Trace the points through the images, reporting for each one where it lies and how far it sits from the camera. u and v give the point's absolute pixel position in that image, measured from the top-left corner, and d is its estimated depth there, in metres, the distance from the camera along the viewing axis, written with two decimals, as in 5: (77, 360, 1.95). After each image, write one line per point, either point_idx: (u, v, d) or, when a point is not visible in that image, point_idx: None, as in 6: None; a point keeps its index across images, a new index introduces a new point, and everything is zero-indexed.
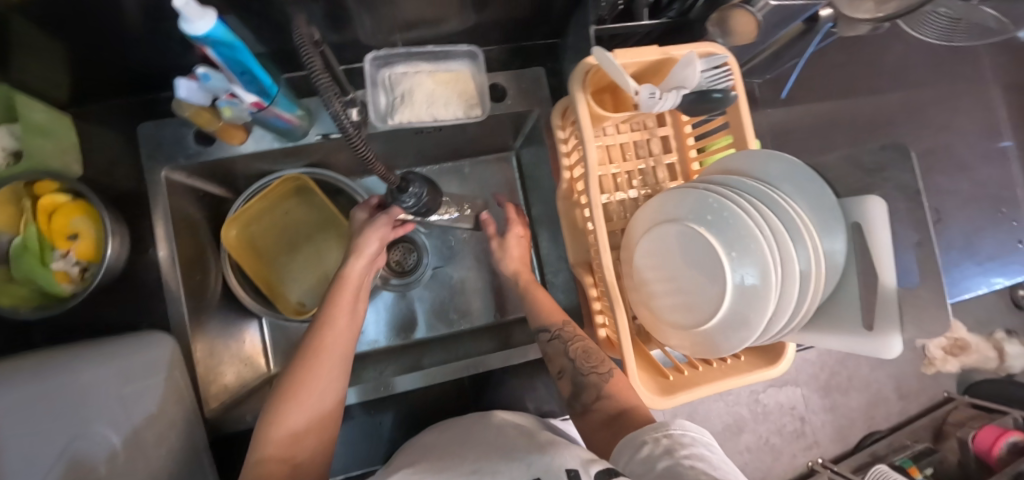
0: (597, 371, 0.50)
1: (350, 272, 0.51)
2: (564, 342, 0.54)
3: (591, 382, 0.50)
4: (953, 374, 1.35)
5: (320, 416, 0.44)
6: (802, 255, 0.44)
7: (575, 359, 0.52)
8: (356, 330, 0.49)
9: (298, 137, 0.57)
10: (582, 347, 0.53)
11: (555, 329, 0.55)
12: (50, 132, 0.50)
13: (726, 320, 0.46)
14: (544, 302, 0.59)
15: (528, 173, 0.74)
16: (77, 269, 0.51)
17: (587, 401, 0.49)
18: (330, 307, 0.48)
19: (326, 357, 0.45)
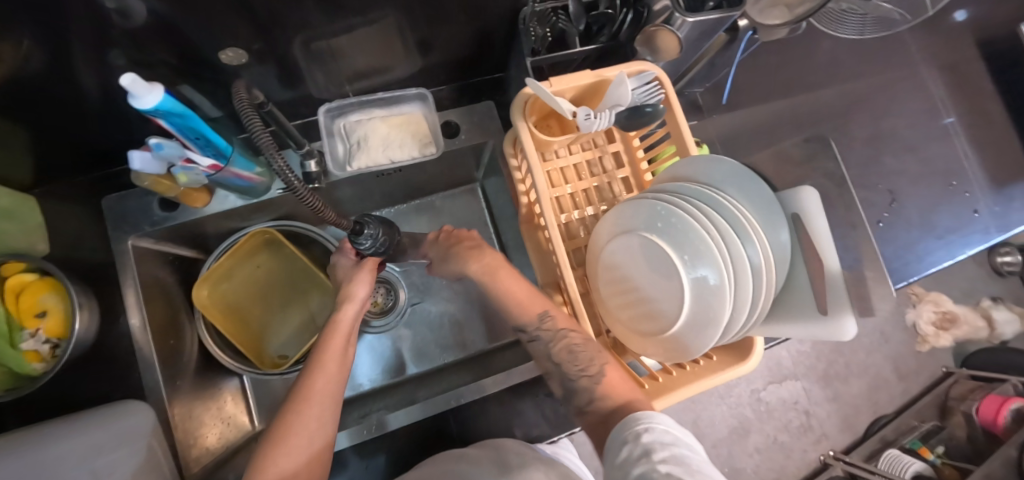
0: (585, 373, 0.49)
1: (340, 317, 0.53)
2: (547, 343, 0.52)
3: (581, 384, 0.49)
4: (948, 350, 1.45)
5: (310, 462, 0.43)
6: (753, 251, 0.45)
7: (562, 361, 0.51)
8: (346, 372, 0.50)
9: (262, 193, 0.59)
10: (573, 341, 0.50)
11: (534, 330, 0.53)
12: (14, 215, 0.52)
13: (690, 323, 0.48)
14: (519, 294, 0.55)
15: (494, 202, 0.76)
16: (47, 347, 0.51)
17: (581, 403, 0.49)
18: (319, 351, 0.49)
19: (315, 401, 0.46)
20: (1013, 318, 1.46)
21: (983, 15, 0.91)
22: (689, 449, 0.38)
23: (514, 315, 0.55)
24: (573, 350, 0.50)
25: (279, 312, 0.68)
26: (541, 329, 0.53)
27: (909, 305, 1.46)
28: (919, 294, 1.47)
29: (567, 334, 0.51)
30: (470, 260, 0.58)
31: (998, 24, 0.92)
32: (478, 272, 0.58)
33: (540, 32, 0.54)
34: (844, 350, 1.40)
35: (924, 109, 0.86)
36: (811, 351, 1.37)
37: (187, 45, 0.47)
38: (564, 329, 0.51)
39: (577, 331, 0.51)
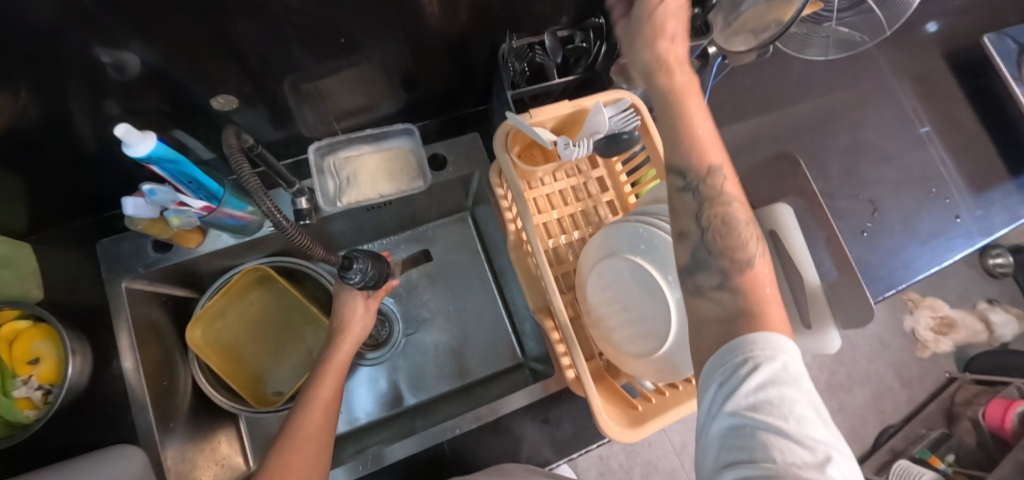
0: (726, 257, 0.38)
1: (336, 355, 0.54)
2: (696, 198, 0.39)
3: (713, 264, 0.38)
4: (948, 355, 1.46)
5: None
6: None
7: (705, 229, 0.39)
8: (336, 409, 0.51)
9: (254, 230, 0.60)
10: (735, 228, 0.39)
11: (700, 178, 0.39)
12: (10, 263, 0.53)
13: (677, 345, 0.48)
14: (706, 132, 0.40)
15: (484, 229, 0.77)
16: (39, 393, 0.51)
17: (704, 284, 0.38)
18: (314, 387, 0.51)
19: (306, 443, 0.46)
20: (1009, 320, 1.47)
21: (947, 28, 0.95)
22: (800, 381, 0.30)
23: (681, 150, 0.40)
24: (730, 224, 0.39)
25: (273, 350, 0.68)
26: (687, 183, 0.40)
27: (907, 311, 1.47)
28: (915, 300, 1.48)
29: (733, 216, 0.39)
30: (673, 69, 0.40)
31: (961, 37, 0.96)
32: (666, 58, 0.40)
33: (518, 67, 0.56)
34: (845, 360, 1.40)
35: (898, 121, 0.88)
36: (812, 362, 1.38)
37: (179, 92, 0.49)
38: (729, 197, 0.39)
39: (740, 206, 0.40)
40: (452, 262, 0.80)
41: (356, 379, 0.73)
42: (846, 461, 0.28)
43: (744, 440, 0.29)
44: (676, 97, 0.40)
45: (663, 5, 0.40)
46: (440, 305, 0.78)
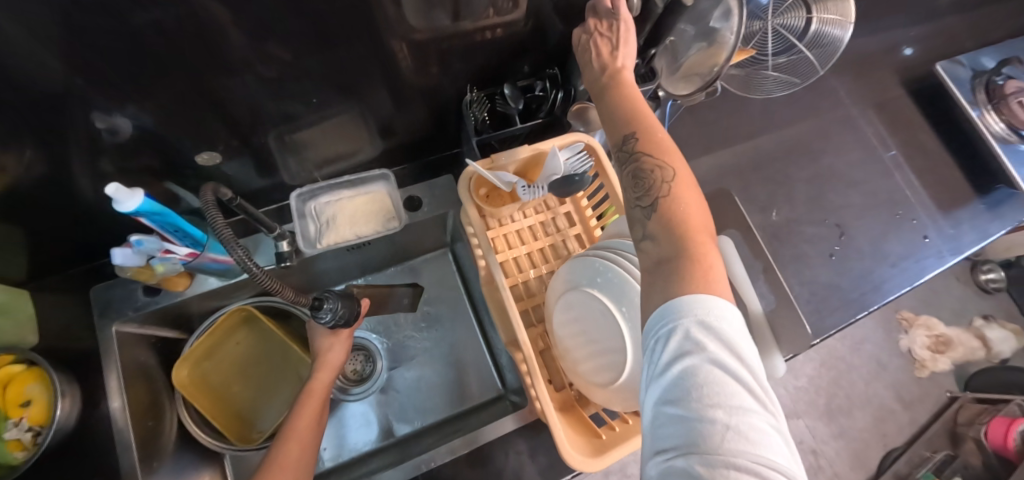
0: (650, 208, 0.40)
1: (314, 382, 0.56)
2: (627, 161, 0.43)
3: (636, 216, 0.41)
4: (948, 374, 1.45)
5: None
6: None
7: (627, 187, 0.43)
8: (314, 443, 0.53)
9: (239, 273, 0.63)
10: (664, 179, 0.40)
11: (617, 144, 0.44)
12: (9, 310, 0.56)
13: (635, 375, 0.49)
14: (626, 106, 0.45)
15: (463, 264, 0.80)
16: (29, 435, 0.53)
17: (637, 239, 0.41)
18: (291, 420, 0.52)
19: (284, 473, 0.48)
20: (1006, 336, 1.46)
21: (902, 59, 1.01)
22: (714, 346, 0.32)
23: (614, 124, 0.45)
24: (640, 174, 0.41)
25: (255, 388, 0.69)
26: (619, 152, 0.44)
27: (901, 331, 1.46)
28: (909, 318, 1.47)
29: (660, 170, 0.41)
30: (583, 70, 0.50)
31: (917, 67, 1.01)
32: (602, 60, 0.48)
33: (481, 116, 0.61)
34: (842, 383, 1.38)
35: (861, 148, 0.92)
36: (809, 385, 1.36)
37: (169, 149, 0.53)
38: (641, 156, 0.42)
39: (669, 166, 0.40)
40: (433, 297, 0.82)
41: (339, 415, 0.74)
42: (762, 413, 0.30)
43: (662, 425, 0.32)
44: (611, 86, 0.47)
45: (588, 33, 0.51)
46: (422, 340, 0.80)
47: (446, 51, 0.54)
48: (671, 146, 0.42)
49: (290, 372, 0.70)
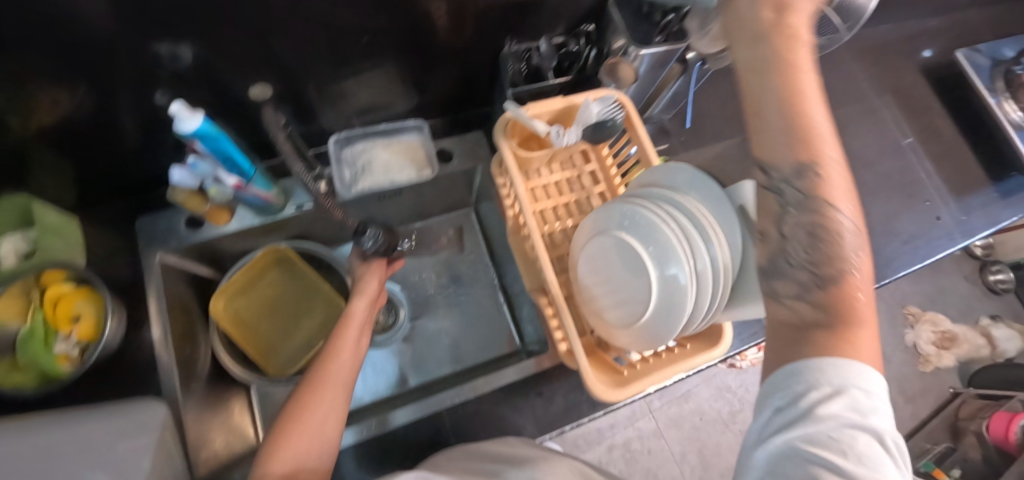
0: (811, 268, 0.34)
1: (352, 311, 0.59)
2: (785, 198, 0.35)
3: (794, 274, 0.35)
4: (952, 370, 1.45)
5: (323, 436, 0.48)
6: (713, 255, 0.50)
7: (787, 235, 0.35)
8: (357, 363, 0.56)
9: (277, 212, 0.66)
10: (833, 232, 0.34)
11: (785, 182, 0.35)
12: (62, 232, 0.59)
13: (658, 313, 0.52)
14: (817, 133, 0.34)
15: (486, 223, 0.83)
16: (77, 350, 0.57)
17: (782, 291, 0.35)
18: (335, 339, 0.56)
19: (327, 385, 0.51)
20: (1012, 335, 1.47)
21: (920, 49, 1.02)
22: (862, 415, 0.29)
23: (774, 137, 0.35)
24: (821, 234, 0.34)
25: (285, 324, 0.72)
26: (782, 186, 0.35)
27: (907, 326, 1.47)
28: (915, 314, 1.48)
29: (825, 218, 0.34)
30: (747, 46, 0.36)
31: (935, 57, 1.02)
32: (779, 35, 0.35)
33: (517, 68, 0.64)
34: None
35: (879, 132, 0.93)
36: None
37: (220, 86, 0.56)
38: (826, 206, 0.34)
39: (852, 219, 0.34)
40: (455, 254, 0.85)
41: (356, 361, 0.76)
42: None
43: (786, 471, 0.28)
44: (785, 74, 0.34)
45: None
46: (444, 294, 0.82)
47: (482, 12, 0.56)
48: (845, 188, 0.35)
49: (319, 312, 0.72)
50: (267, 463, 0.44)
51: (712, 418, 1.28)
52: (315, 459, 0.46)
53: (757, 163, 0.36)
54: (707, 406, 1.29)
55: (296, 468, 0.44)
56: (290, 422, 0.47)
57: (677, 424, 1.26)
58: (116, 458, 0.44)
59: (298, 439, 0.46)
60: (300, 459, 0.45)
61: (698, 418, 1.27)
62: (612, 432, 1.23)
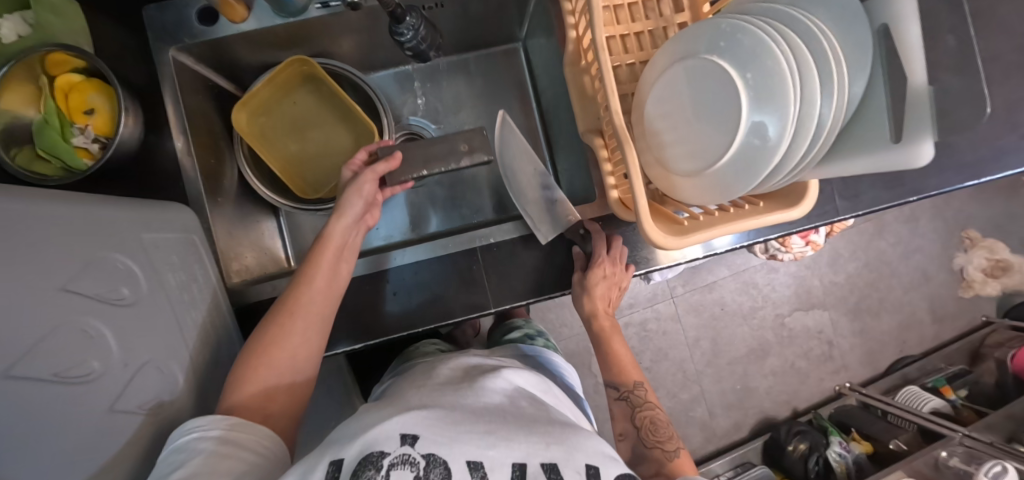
0: (658, 444, 0.58)
1: (332, 231, 0.53)
2: (626, 405, 0.62)
3: (649, 456, 0.57)
4: (991, 299, 1.39)
5: (293, 369, 0.48)
6: (828, 89, 0.41)
7: (641, 429, 0.60)
8: (338, 286, 0.52)
9: (298, 12, 0.57)
10: (647, 416, 0.61)
11: (625, 391, 0.63)
12: (62, 12, 0.50)
13: (740, 158, 0.45)
14: (621, 359, 0.65)
15: (537, 65, 0.71)
16: (97, 146, 0.53)
17: (647, 443, 0.58)
18: (311, 265, 0.51)
19: (298, 317, 0.49)
20: None
21: None
22: None
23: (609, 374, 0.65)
24: (656, 424, 0.60)
25: (311, 149, 0.65)
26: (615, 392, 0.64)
27: (960, 249, 1.37)
28: (973, 238, 1.37)
29: (637, 409, 0.62)
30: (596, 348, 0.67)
31: None
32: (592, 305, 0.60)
33: None
34: (880, 286, 1.34)
35: None
36: (846, 281, 1.33)
37: None
38: (645, 401, 0.62)
39: (657, 409, 0.62)
40: (494, 98, 0.75)
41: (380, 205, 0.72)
42: None
43: None
44: (603, 339, 0.67)
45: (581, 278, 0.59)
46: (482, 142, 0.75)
47: None
48: (631, 368, 0.65)
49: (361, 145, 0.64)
50: (233, 390, 0.46)
51: (733, 310, 1.28)
52: (286, 396, 0.48)
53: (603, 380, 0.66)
54: (729, 299, 1.28)
55: (267, 402, 0.46)
56: (260, 353, 0.47)
57: (696, 311, 1.27)
58: (145, 244, 0.43)
59: (267, 374, 0.47)
60: (271, 391, 0.47)
61: (718, 309, 1.28)
62: (631, 310, 1.24)
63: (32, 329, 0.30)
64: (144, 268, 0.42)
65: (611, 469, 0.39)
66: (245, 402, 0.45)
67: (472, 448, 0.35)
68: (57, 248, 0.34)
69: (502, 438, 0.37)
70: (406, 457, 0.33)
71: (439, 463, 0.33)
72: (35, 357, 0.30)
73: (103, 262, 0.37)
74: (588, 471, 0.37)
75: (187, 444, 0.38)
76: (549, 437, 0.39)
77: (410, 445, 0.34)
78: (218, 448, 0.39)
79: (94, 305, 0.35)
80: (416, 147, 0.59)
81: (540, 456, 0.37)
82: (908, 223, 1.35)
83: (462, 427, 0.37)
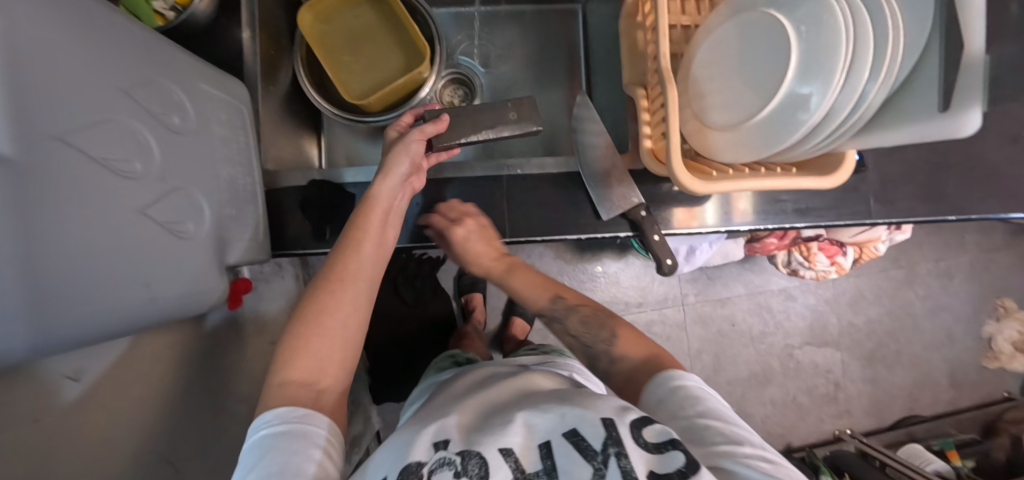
0: (601, 341, 0.55)
1: (378, 193, 0.55)
2: (559, 323, 0.58)
3: (618, 364, 0.53)
4: (1017, 376, 1.31)
5: (343, 338, 0.49)
6: (881, 51, 0.40)
7: (578, 334, 0.56)
8: (382, 248, 0.55)
9: None
10: (572, 323, 0.57)
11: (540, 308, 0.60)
12: None
13: (777, 114, 0.46)
14: (526, 279, 0.61)
15: (593, 27, 0.73)
16: (171, 13, 0.56)
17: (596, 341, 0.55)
18: (358, 230, 0.53)
19: (347, 283, 0.51)
20: None
21: None
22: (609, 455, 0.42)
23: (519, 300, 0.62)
24: (586, 320, 0.57)
25: (362, 62, 0.68)
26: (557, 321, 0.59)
27: (991, 317, 1.31)
28: (1008, 308, 1.30)
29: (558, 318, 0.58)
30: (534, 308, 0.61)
31: None
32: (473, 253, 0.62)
33: None
34: (900, 337, 1.29)
35: None
36: (865, 325, 1.28)
37: None
38: (557, 308, 0.58)
39: (585, 307, 0.58)
40: (544, 54, 0.77)
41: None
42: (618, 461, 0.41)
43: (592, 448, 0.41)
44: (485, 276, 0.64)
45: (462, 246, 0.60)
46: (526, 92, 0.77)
47: None
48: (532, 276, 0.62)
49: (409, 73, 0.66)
50: (285, 366, 0.47)
51: (741, 330, 1.25)
52: (336, 370, 0.49)
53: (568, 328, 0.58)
54: (741, 318, 1.25)
55: (317, 378, 0.47)
56: (308, 324, 0.48)
57: (703, 323, 1.25)
58: (200, 93, 0.46)
59: (316, 343, 0.48)
60: (320, 364, 0.48)
61: (727, 325, 1.25)
62: (638, 309, 1.23)
63: (89, 110, 0.32)
64: (194, 110, 0.44)
65: (625, 415, 0.39)
66: (296, 380, 0.46)
67: (500, 439, 0.39)
68: (124, 54, 0.36)
69: (523, 429, 0.40)
70: (444, 460, 0.38)
71: (474, 456, 0.37)
72: (85, 132, 0.32)
73: (157, 86, 0.40)
74: (605, 422, 0.37)
75: (260, 440, 0.42)
76: (564, 406, 0.41)
77: (442, 449, 0.39)
78: (285, 439, 0.41)
79: (145, 114, 0.38)
80: (462, 111, 0.60)
81: (560, 427, 0.39)
82: (941, 278, 1.30)
83: (490, 427, 0.41)
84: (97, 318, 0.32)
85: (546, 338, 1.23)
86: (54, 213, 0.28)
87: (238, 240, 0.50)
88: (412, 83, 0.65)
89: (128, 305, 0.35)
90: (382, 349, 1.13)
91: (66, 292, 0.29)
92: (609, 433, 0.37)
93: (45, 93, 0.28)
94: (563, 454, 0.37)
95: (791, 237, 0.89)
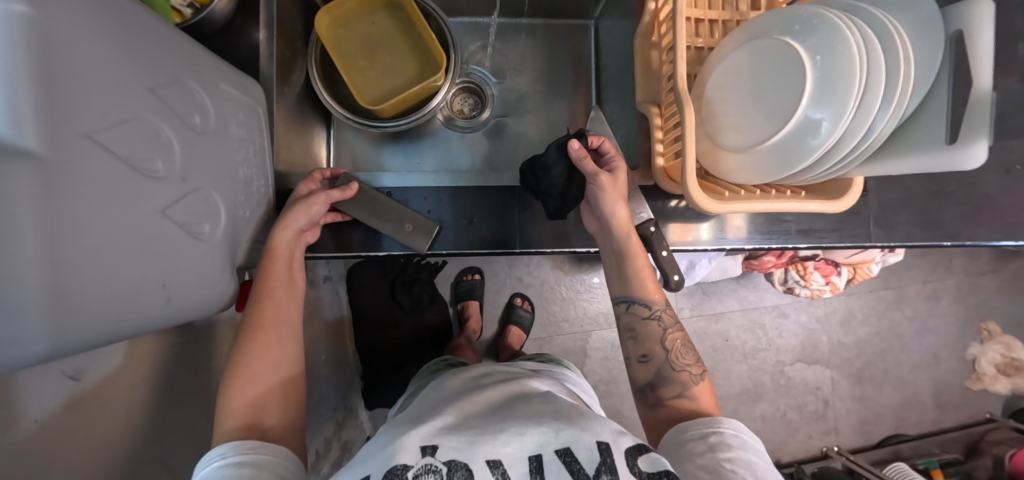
0: (684, 369, 0.57)
1: (279, 247, 0.54)
2: (659, 325, 0.60)
3: (672, 381, 0.57)
4: (999, 397, 1.34)
5: (277, 387, 0.51)
6: (892, 84, 0.42)
7: (669, 352, 0.58)
8: (295, 296, 0.56)
9: None
10: (675, 338, 0.59)
11: (655, 310, 0.60)
12: None
13: (790, 138, 0.47)
14: (648, 276, 0.61)
15: (604, 44, 0.74)
16: (189, 10, 0.56)
17: (677, 364, 0.58)
18: (264, 287, 0.53)
19: (265, 339, 0.52)
20: None
21: None
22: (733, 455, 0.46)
23: (634, 293, 0.61)
24: (684, 346, 0.59)
25: (377, 67, 0.68)
26: (624, 309, 0.61)
27: (976, 339, 1.34)
28: (991, 331, 1.34)
29: (667, 330, 0.60)
30: (631, 287, 0.61)
31: None
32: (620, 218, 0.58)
33: None
34: (887, 357, 1.32)
35: None
36: (855, 344, 1.31)
37: None
38: (657, 313, 0.60)
39: (676, 332, 0.60)
40: (556, 68, 0.78)
41: (415, 146, 0.77)
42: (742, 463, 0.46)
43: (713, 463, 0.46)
44: (626, 255, 0.60)
45: (600, 189, 0.57)
46: (537, 102, 0.78)
47: None
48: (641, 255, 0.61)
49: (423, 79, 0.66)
50: (223, 422, 0.48)
51: (735, 346, 1.27)
52: (277, 407, 0.51)
53: (627, 338, 0.61)
54: (735, 333, 1.27)
55: (262, 422, 0.48)
56: (240, 382, 0.50)
57: (698, 338, 1.26)
58: (219, 94, 0.45)
59: (251, 400, 0.49)
60: (258, 419, 0.49)
61: (721, 340, 1.27)
62: None
63: (113, 113, 0.32)
64: (213, 112, 0.44)
65: (623, 442, 0.42)
66: (239, 427, 0.47)
67: (489, 449, 0.40)
68: (150, 54, 0.36)
69: (513, 433, 0.41)
70: (430, 466, 0.38)
71: (461, 466, 0.38)
72: (110, 132, 0.31)
73: (180, 87, 0.40)
74: (600, 447, 0.40)
75: (215, 472, 0.43)
76: (558, 421, 0.42)
77: (431, 454, 0.39)
78: (244, 469, 0.43)
79: (170, 115, 0.38)
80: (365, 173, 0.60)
81: (553, 443, 0.40)
82: (929, 300, 1.33)
83: (476, 431, 0.42)
84: (119, 319, 0.32)
85: (541, 348, 1.23)
86: (80, 215, 0.28)
87: (247, 241, 0.51)
88: (426, 91, 0.65)
89: (141, 311, 0.34)
90: (377, 354, 1.11)
91: (88, 293, 0.29)
92: (604, 460, 0.39)
93: (74, 96, 0.28)
94: (552, 467, 0.39)
95: (788, 256, 0.90)
